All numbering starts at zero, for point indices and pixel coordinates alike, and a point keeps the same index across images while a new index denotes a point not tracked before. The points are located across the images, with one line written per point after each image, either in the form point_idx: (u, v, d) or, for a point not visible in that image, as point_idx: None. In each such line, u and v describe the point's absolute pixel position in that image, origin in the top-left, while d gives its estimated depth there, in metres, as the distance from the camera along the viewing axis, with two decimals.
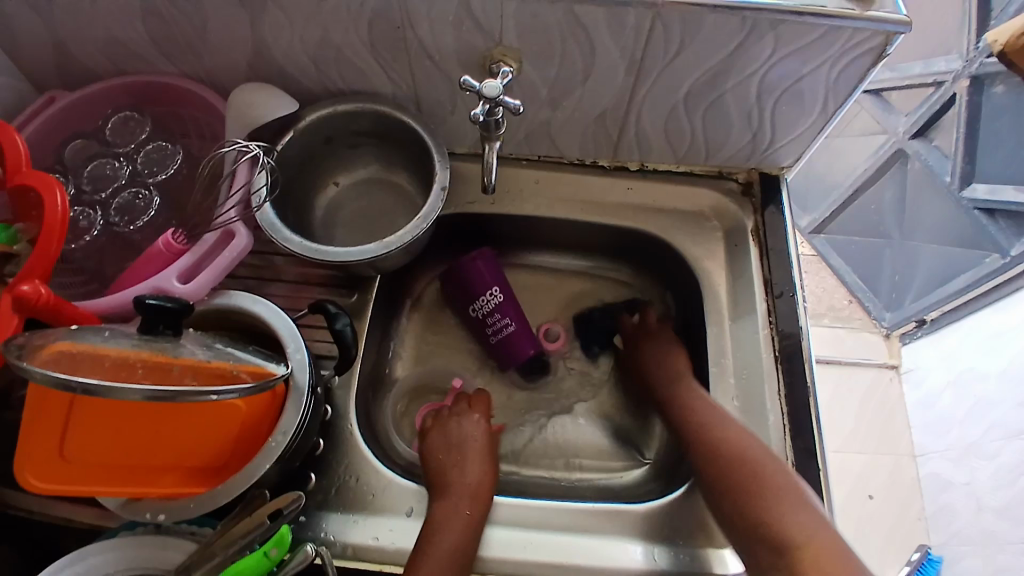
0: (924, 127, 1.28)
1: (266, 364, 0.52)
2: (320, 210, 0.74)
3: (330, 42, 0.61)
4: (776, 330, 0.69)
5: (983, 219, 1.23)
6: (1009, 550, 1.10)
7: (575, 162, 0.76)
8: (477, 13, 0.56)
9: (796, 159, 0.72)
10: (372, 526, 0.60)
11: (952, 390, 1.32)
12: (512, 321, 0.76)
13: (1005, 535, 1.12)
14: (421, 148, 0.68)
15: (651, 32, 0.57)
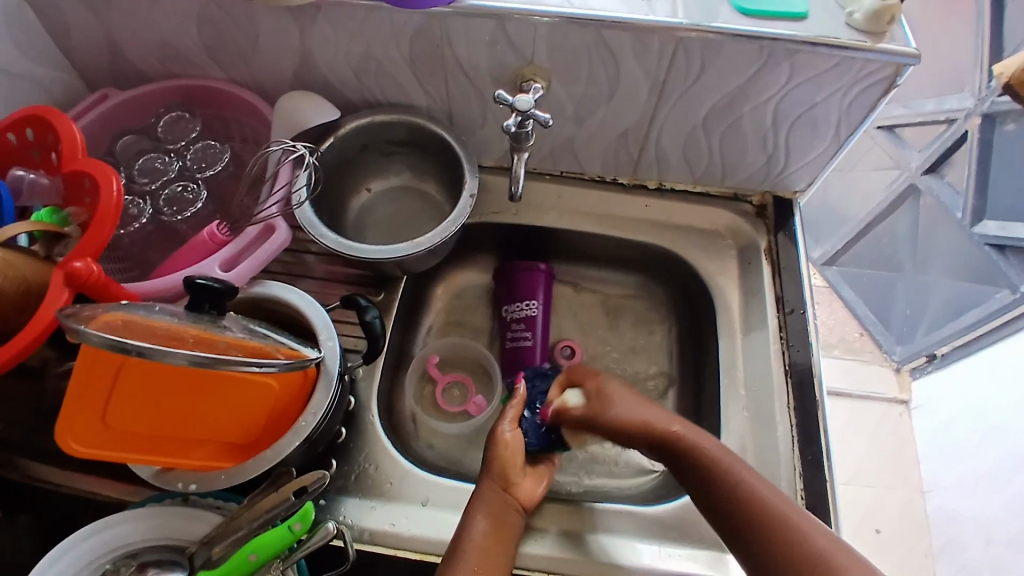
0: (936, 163, 1.31)
1: (302, 348, 0.56)
2: (353, 213, 0.78)
3: (373, 56, 0.66)
4: (786, 345, 0.71)
5: (994, 254, 1.25)
6: None
7: (595, 178, 0.80)
8: (512, 34, 0.61)
9: (808, 183, 0.76)
10: (388, 513, 0.62)
11: (963, 425, 1.32)
12: (536, 337, 0.79)
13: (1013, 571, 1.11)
14: (452, 158, 0.72)
15: (673, 57, 0.61)
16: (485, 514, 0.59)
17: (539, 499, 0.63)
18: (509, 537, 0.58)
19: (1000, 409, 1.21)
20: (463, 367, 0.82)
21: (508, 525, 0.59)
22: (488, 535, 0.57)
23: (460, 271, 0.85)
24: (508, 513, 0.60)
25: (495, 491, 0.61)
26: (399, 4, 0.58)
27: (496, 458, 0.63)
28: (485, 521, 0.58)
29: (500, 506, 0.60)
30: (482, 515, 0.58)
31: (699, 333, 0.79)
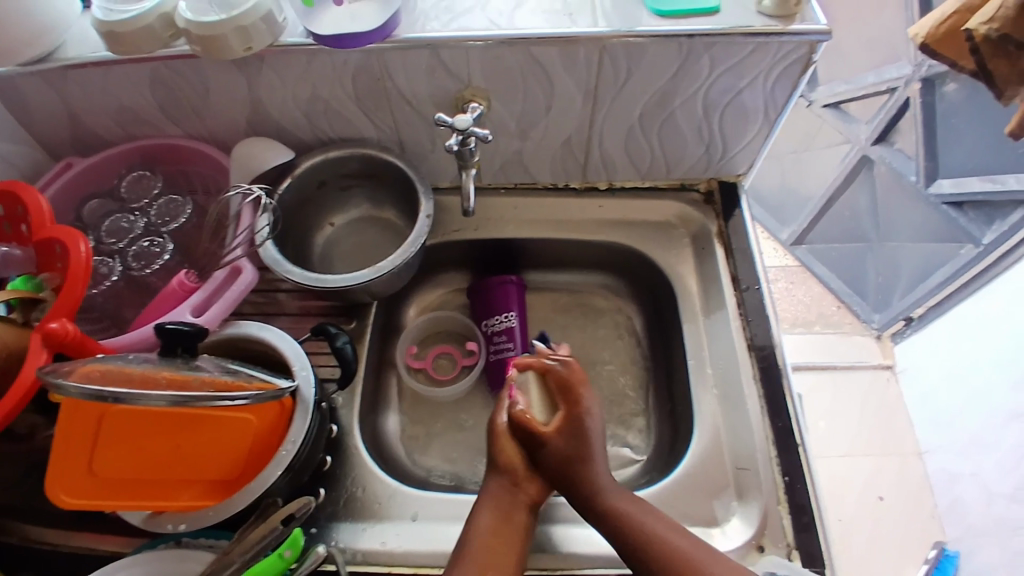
0: (884, 132, 1.35)
1: (274, 381, 0.58)
2: (317, 248, 0.80)
3: (319, 97, 0.69)
4: (747, 321, 0.74)
5: (952, 213, 1.28)
6: None
7: (548, 186, 0.83)
8: (447, 60, 0.64)
9: (749, 166, 0.79)
10: (379, 532, 0.64)
11: (948, 381, 1.34)
12: (519, 346, 0.81)
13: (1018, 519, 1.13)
14: (406, 184, 0.75)
15: (601, 65, 0.65)
16: (490, 509, 0.60)
17: (551, 489, 0.63)
18: (518, 542, 0.58)
19: (981, 361, 1.23)
20: (443, 340, 0.87)
21: (516, 522, 0.59)
22: (493, 530, 0.58)
23: (430, 292, 0.88)
24: (517, 512, 0.60)
25: (504, 488, 0.61)
26: (339, 46, 0.62)
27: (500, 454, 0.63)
28: (491, 517, 0.59)
29: (508, 504, 0.60)
30: (488, 512, 0.59)
31: (665, 320, 0.82)
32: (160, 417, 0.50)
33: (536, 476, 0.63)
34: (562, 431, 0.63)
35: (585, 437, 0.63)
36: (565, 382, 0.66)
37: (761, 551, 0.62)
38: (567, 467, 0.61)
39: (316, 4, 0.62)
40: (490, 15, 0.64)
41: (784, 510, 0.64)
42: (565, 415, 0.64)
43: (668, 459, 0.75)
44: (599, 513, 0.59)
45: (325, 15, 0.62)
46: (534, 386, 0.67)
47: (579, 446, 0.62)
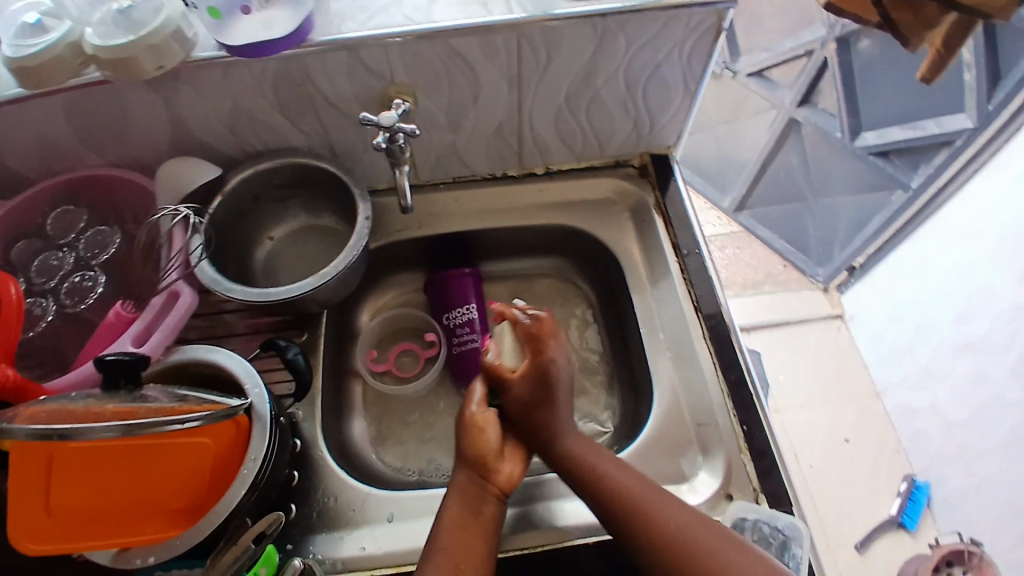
0: (807, 94, 1.41)
1: (224, 401, 0.57)
2: (258, 263, 0.79)
3: (242, 109, 0.68)
4: (691, 285, 0.76)
5: (881, 162, 1.34)
6: (989, 459, 1.17)
7: (485, 177, 0.83)
8: (367, 59, 0.63)
9: (677, 137, 0.81)
10: (357, 538, 0.63)
11: (896, 322, 1.41)
12: (482, 336, 0.82)
13: (980, 446, 1.19)
14: (341, 189, 0.74)
15: (520, 51, 0.65)
16: (459, 499, 0.60)
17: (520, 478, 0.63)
18: (490, 522, 0.59)
19: (925, 299, 1.30)
20: (401, 338, 0.87)
21: (485, 510, 0.59)
22: (462, 521, 0.58)
23: (382, 295, 0.87)
24: (484, 501, 0.60)
25: (471, 479, 0.61)
26: (257, 55, 0.61)
27: (469, 445, 0.63)
28: (460, 506, 0.59)
29: (477, 494, 0.60)
30: (455, 499, 0.60)
31: (615, 293, 0.83)
32: (105, 450, 0.50)
33: (505, 464, 0.63)
34: (526, 375, 0.65)
35: (551, 385, 0.65)
36: (535, 333, 0.67)
37: (729, 499, 0.64)
38: (530, 411, 0.65)
39: (225, 16, 0.61)
40: (405, 10, 0.64)
41: (746, 458, 0.66)
42: (531, 359, 0.66)
43: (632, 427, 0.77)
44: (556, 456, 0.63)
45: (235, 25, 0.61)
46: (506, 338, 0.69)
47: (543, 394, 0.65)
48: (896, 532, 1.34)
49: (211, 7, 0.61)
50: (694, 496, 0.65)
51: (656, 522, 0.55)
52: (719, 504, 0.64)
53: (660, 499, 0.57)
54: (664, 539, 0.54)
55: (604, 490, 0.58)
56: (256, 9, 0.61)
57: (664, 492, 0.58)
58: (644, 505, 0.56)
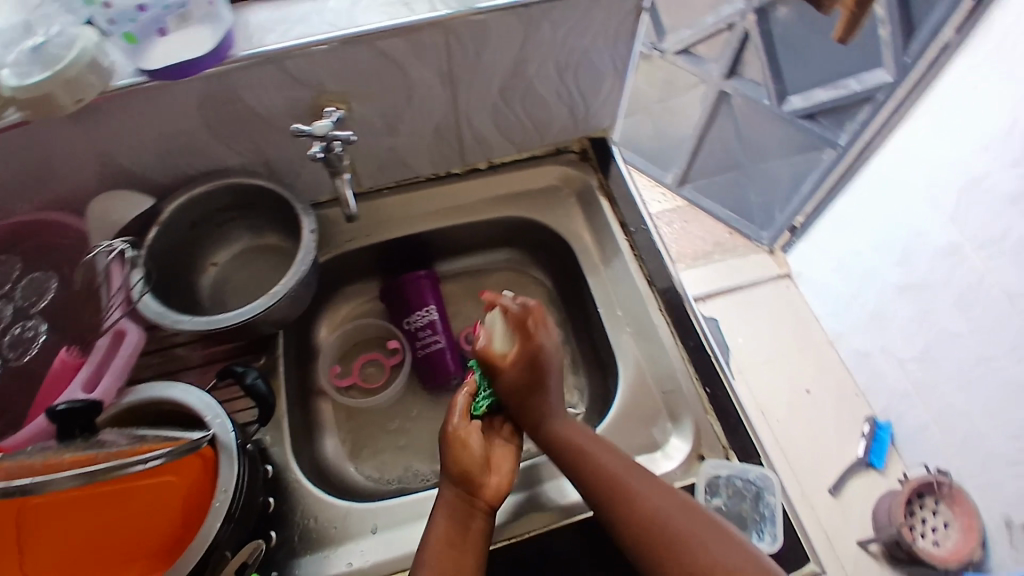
0: (733, 66, 1.44)
1: (184, 435, 0.55)
2: (205, 290, 0.76)
3: (169, 134, 0.66)
4: (642, 261, 0.78)
5: (809, 124, 1.40)
6: (945, 390, 1.24)
7: (429, 177, 0.83)
8: (294, 70, 0.62)
9: (613, 118, 0.83)
10: (344, 554, 0.62)
11: (841, 274, 1.48)
12: (445, 337, 0.82)
13: (934, 380, 1.26)
14: (283, 205, 0.72)
15: (449, 48, 0.65)
16: (446, 519, 0.58)
17: (507, 493, 0.61)
18: (478, 539, 0.58)
19: (865, 248, 1.37)
20: (365, 349, 0.86)
21: (473, 527, 0.58)
22: (451, 542, 0.56)
23: (339, 308, 0.86)
24: (473, 516, 0.59)
25: (457, 494, 0.60)
26: (181, 76, 0.59)
27: (454, 462, 0.61)
28: (446, 522, 0.58)
29: (463, 510, 0.59)
30: (443, 517, 0.58)
31: (571, 277, 0.85)
32: (76, 499, 0.51)
33: (490, 477, 0.61)
34: (517, 361, 0.65)
35: (540, 368, 0.66)
36: (524, 322, 0.67)
37: (702, 460, 0.66)
38: (520, 396, 0.65)
39: (140, 40, 0.60)
40: (327, 17, 0.63)
41: (713, 418, 0.68)
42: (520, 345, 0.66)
43: (602, 406, 0.78)
44: (545, 437, 0.64)
45: (152, 49, 0.60)
46: (498, 327, 0.68)
47: (534, 378, 0.65)
48: (866, 474, 1.41)
49: (126, 32, 0.59)
50: (668, 463, 0.66)
51: (638, 500, 0.57)
52: (692, 467, 0.66)
53: (642, 480, 0.58)
54: (641, 512, 0.56)
55: (590, 473, 0.60)
56: (173, 30, 0.60)
57: (648, 474, 0.59)
58: (626, 486, 0.58)
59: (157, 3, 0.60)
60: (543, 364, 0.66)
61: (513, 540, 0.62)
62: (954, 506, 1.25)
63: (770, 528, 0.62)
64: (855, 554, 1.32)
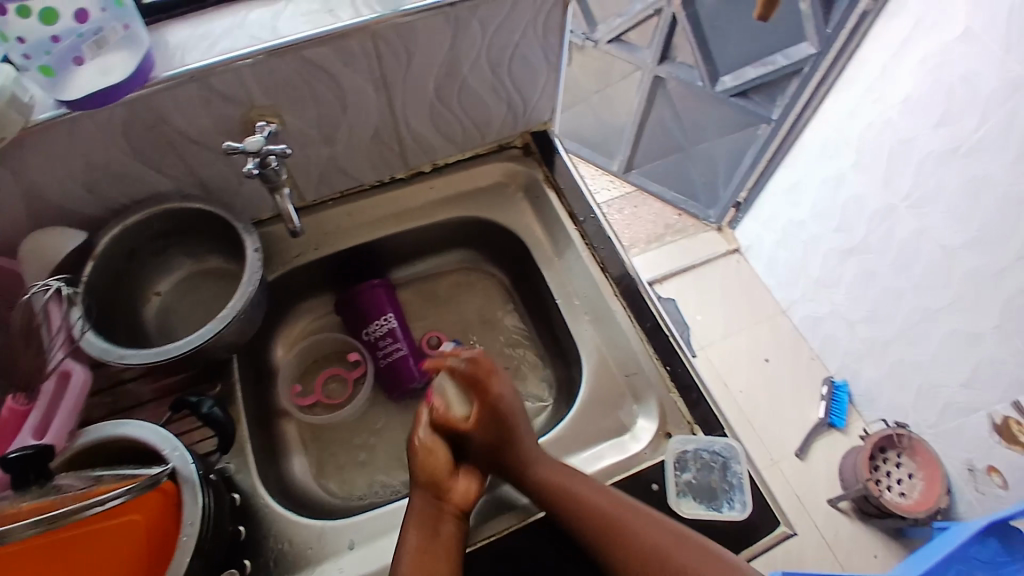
0: (664, 51, 1.45)
1: (142, 472, 0.53)
2: (151, 322, 0.73)
3: (95, 164, 0.63)
4: (594, 248, 0.79)
5: (744, 103, 1.42)
6: (893, 345, 1.30)
7: (374, 185, 0.82)
8: (219, 87, 0.61)
9: (551, 110, 0.84)
10: (323, 573, 0.61)
11: (786, 243, 1.53)
12: (406, 343, 0.81)
13: (882, 336, 1.32)
14: (224, 226, 0.70)
15: (378, 52, 0.64)
16: (416, 527, 0.58)
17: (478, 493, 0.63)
18: (449, 543, 0.58)
19: (807, 216, 1.43)
20: (326, 364, 0.84)
21: (444, 532, 0.58)
22: (423, 547, 0.56)
23: (294, 325, 0.84)
24: (442, 521, 0.59)
25: (426, 502, 0.60)
26: (101, 104, 0.57)
27: (421, 471, 0.62)
28: (418, 533, 0.58)
29: (433, 516, 0.59)
30: (414, 530, 0.58)
31: (526, 271, 0.85)
32: (46, 545, 0.49)
33: (459, 482, 0.62)
34: (479, 421, 0.63)
35: (504, 425, 0.63)
36: (474, 379, 0.64)
37: (669, 436, 0.68)
38: (493, 450, 0.63)
39: (57, 71, 0.57)
40: (250, 30, 0.61)
41: (676, 395, 0.70)
42: (479, 405, 0.63)
43: (569, 394, 0.79)
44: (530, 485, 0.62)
45: (71, 78, 0.57)
46: (450, 390, 0.66)
47: (499, 435, 0.63)
48: (829, 433, 1.46)
49: (41, 66, 0.56)
50: (636, 443, 0.68)
51: (638, 544, 0.56)
52: (660, 445, 0.67)
53: (640, 520, 0.57)
54: (642, 560, 0.55)
55: (587, 519, 0.58)
56: (91, 58, 0.57)
57: (645, 509, 0.59)
58: (623, 525, 0.57)
59: (70, 32, 0.56)
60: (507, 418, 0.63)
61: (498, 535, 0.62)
62: (917, 456, 1.30)
63: (739, 496, 0.65)
64: (827, 511, 1.37)
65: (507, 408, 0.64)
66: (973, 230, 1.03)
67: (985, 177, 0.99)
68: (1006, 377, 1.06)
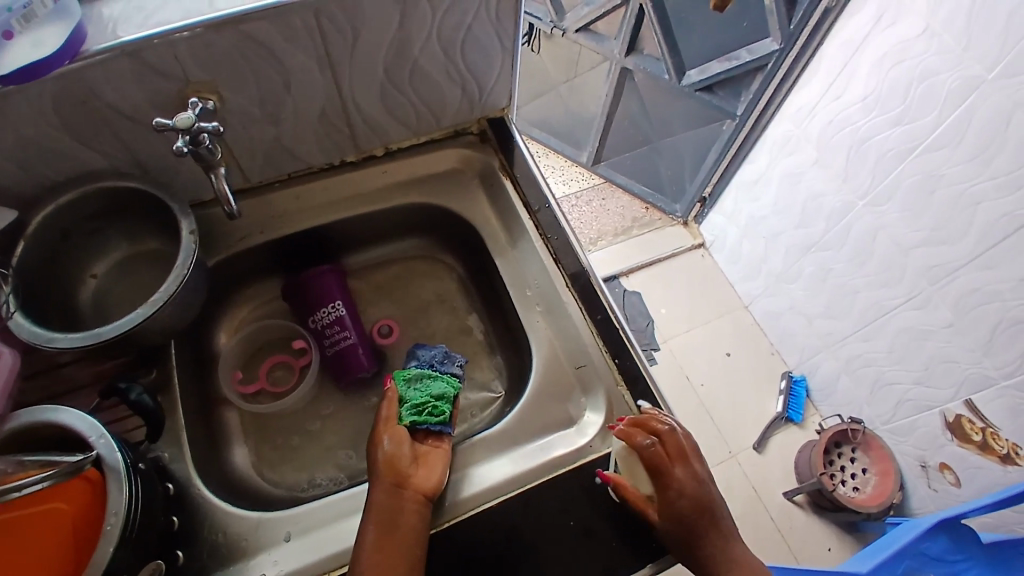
0: (632, 43, 1.44)
1: (61, 460, 0.50)
2: (86, 307, 0.70)
3: (23, 140, 0.60)
4: (548, 238, 0.78)
5: (706, 96, 1.43)
6: (849, 340, 1.32)
7: (324, 167, 0.80)
8: (152, 61, 0.57)
9: (508, 97, 0.82)
10: (256, 566, 0.60)
11: (748, 239, 1.55)
12: (355, 332, 0.80)
13: (839, 331, 1.34)
14: (161, 207, 0.67)
15: (323, 29, 0.61)
16: (377, 521, 0.57)
17: (439, 485, 0.62)
18: (411, 532, 0.57)
19: (768, 212, 1.45)
20: (272, 352, 0.83)
21: (404, 522, 0.57)
22: (382, 541, 0.55)
23: (237, 312, 0.82)
24: (402, 510, 0.58)
25: (386, 493, 0.59)
26: (32, 78, 0.54)
27: (381, 464, 0.61)
28: (377, 526, 0.57)
29: (392, 506, 0.58)
30: (373, 525, 0.57)
31: (480, 260, 0.84)
32: None
33: (420, 474, 0.62)
34: (666, 513, 0.59)
35: (694, 511, 0.59)
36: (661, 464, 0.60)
37: (615, 429, 0.68)
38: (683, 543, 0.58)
39: None
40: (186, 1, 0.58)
41: (624, 388, 0.70)
42: (660, 498, 0.60)
43: (518, 383, 0.78)
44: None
45: (2, 54, 0.53)
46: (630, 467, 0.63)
47: (689, 524, 0.58)
48: (786, 426, 1.48)
49: None
50: (582, 436, 0.67)
51: None
52: (608, 437, 0.67)
53: None
54: None
55: None
56: (18, 31, 0.52)
57: None
58: None
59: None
60: (689, 506, 0.59)
61: (455, 520, 0.62)
62: (871, 451, 1.33)
63: None
64: (782, 502, 1.40)
65: (690, 496, 0.59)
66: (927, 228, 1.05)
67: (940, 177, 1.00)
68: (956, 371, 1.09)
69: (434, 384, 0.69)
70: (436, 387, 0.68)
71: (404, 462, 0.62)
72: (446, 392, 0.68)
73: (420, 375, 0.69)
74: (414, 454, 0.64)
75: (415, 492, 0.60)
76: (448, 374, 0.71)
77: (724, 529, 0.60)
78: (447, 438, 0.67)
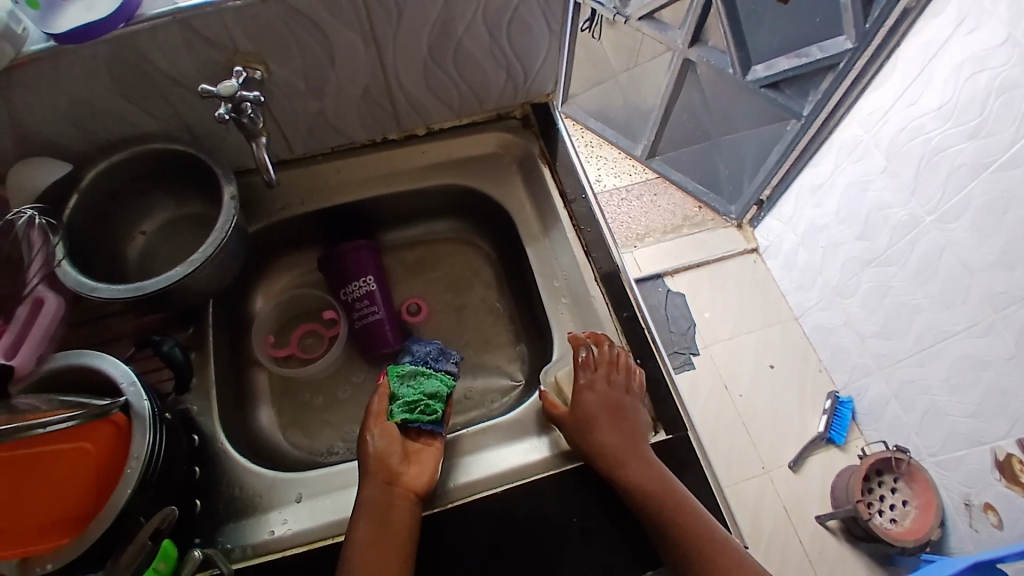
0: (696, 34, 1.33)
1: (91, 403, 0.54)
2: (133, 263, 0.75)
3: (82, 101, 0.63)
4: (580, 230, 0.77)
5: (771, 94, 1.30)
6: (904, 363, 1.24)
7: (366, 144, 0.81)
8: (201, 29, 0.59)
9: (554, 83, 0.81)
10: (268, 522, 0.62)
11: (804, 248, 1.49)
12: (382, 308, 0.81)
13: (893, 352, 1.26)
14: (206, 172, 0.70)
15: (368, 6, 0.62)
16: (367, 517, 0.57)
17: (429, 482, 0.62)
18: (403, 528, 0.57)
19: (829, 222, 1.38)
20: (306, 320, 0.86)
21: (395, 520, 0.57)
22: (372, 540, 0.56)
23: (275, 279, 0.85)
24: (393, 508, 0.58)
25: (377, 491, 0.59)
26: (88, 37, 0.57)
27: (370, 460, 0.61)
28: (369, 523, 0.57)
29: (384, 505, 0.58)
30: (364, 522, 0.57)
31: (512, 246, 0.84)
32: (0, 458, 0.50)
33: (410, 472, 0.62)
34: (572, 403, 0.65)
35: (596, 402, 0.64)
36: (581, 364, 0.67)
37: None
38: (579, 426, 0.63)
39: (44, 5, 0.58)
40: None
41: None
42: (575, 386, 0.66)
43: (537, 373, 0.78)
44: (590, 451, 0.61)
45: (59, 14, 0.57)
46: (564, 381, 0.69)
47: (586, 411, 0.64)
48: (827, 447, 1.42)
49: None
50: None
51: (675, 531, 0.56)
52: None
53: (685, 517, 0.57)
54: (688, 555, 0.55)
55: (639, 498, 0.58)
56: None
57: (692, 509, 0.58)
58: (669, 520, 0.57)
59: None
60: (597, 401, 0.64)
61: (451, 505, 0.62)
62: (914, 483, 1.25)
63: None
64: (814, 527, 1.34)
65: (598, 394, 0.65)
66: (997, 251, 0.98)
67: (1014, 196, 0.93)
68: (1012, 407, 1.02)
69: (426, 382, 0.68)
70: (428, 385, 0.68)
71: (392, 459, 0.62)
72: (439, 391, 0.68)
73: (414, 372, 0.69)
74: (405, 452, 0.64)
75: (404, 490, 0.60)
76: (442, 372, 0.71)
77: (626, 430, 0.63)
78: (440, 438, 0.66)
